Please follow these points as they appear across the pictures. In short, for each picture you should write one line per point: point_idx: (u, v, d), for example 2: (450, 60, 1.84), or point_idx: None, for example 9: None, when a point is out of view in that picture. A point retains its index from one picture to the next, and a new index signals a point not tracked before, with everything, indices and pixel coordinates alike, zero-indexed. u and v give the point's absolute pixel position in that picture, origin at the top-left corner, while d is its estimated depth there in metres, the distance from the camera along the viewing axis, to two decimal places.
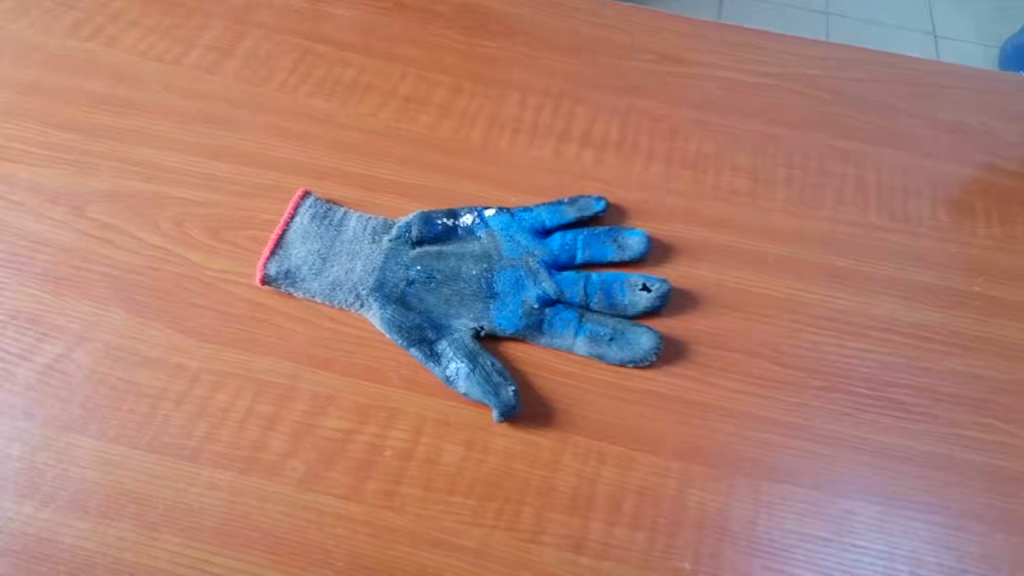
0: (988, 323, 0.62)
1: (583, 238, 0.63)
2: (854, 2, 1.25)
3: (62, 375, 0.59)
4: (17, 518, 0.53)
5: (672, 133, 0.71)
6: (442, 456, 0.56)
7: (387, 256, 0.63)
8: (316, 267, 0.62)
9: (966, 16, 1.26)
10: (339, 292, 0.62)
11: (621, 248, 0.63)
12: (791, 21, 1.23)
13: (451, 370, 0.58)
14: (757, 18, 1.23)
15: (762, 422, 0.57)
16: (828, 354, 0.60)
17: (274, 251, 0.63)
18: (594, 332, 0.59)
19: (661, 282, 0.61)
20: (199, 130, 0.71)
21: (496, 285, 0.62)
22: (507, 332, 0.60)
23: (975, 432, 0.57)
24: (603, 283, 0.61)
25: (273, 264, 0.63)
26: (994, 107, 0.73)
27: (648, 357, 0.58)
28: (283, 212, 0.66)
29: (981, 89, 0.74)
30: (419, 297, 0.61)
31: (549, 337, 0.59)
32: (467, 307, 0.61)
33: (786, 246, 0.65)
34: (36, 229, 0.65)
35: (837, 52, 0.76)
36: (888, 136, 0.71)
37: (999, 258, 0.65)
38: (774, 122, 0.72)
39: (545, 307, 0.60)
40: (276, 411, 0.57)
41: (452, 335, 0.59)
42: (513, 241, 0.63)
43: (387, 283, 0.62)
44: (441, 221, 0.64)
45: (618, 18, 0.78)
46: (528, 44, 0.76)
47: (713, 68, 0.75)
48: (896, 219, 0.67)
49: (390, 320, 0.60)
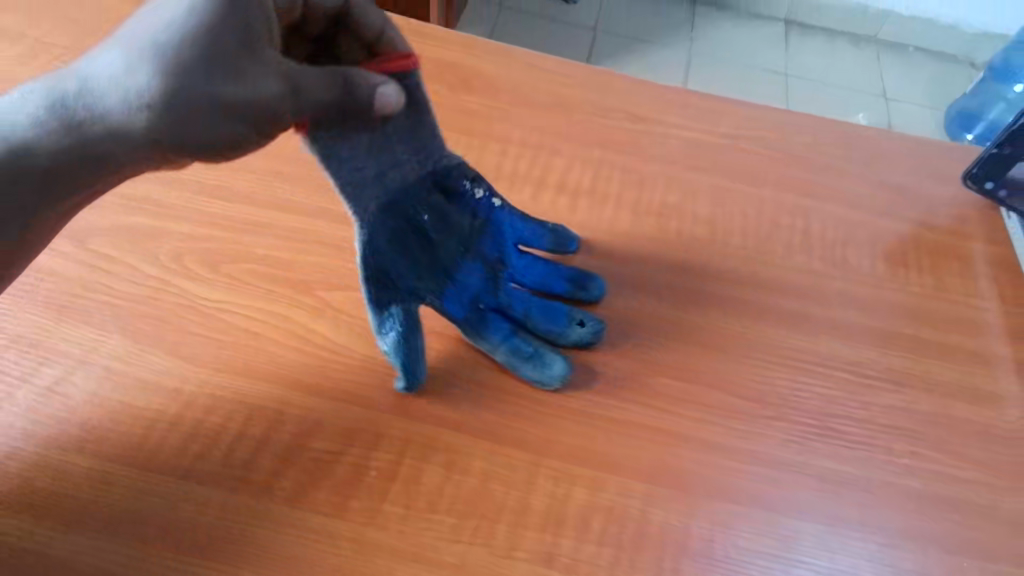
0: (920, 363, 0.68)
1: (546, 269, 0.69)
2: (818, 69, 1.55)
3: (62, 397, 0.62)
4: (12, 532, 0.55)
5: (640, 183, 0.77)
6: (424, 477, 0.59)
7: (411, 185, 0.63)
8: (367, 160, 0.59)
9: (919, 80, 1.56)
10: (363, 190, 0.59)
11: (578, 287, 0.69)
12: (758, 82, 1.52)
13: (391, 330, 0.62)
14: (725, 79, 1.52)
15: (717, 449, 0.62)
16: (778, 389, 0.66)
17: (355, 125, 0.56)
18: (519, 346, 0.65)
19: (598, 323, 0.67)
20: (199, 170, 0.77)
21: (461, 271, 0.66)
22: (448, 313, 0.65)
23: (908, 461, 0.63)
24: (548, 310, 0.66)
25: (331, 130, 0.55)
26: (927, 169, 0.81)
27: (553, 383, 0.64)
28: (377, 62, 0.58)
29: (916, 152, 0.82)
30: (405, 240, 0.63)
31: (477, 336, 0.65)
32: (429, 275, 0.64)
33: (740, 289, 0.71)
34: (45, 261, 0.70)
35: (792, 118, 0.83)
36: (838, 190, 0.78)
37: (931, 304, 0.71)
38: (735, 176, 0.78)
39: (489, 312, 0.66)
40: (267, 433, 0.61)
41: (406, 300, 0.63)
42: (496, 240, 0.68)
43: (393, 212, 0.62)
44: (465, 184, 0.66)
45: (594, 79, 0.85)
46: (509, 100, 0.82)
47: (679, 127, 0.81)
48: (839, 266, 0.73)
49: (374, 245, 0.61)
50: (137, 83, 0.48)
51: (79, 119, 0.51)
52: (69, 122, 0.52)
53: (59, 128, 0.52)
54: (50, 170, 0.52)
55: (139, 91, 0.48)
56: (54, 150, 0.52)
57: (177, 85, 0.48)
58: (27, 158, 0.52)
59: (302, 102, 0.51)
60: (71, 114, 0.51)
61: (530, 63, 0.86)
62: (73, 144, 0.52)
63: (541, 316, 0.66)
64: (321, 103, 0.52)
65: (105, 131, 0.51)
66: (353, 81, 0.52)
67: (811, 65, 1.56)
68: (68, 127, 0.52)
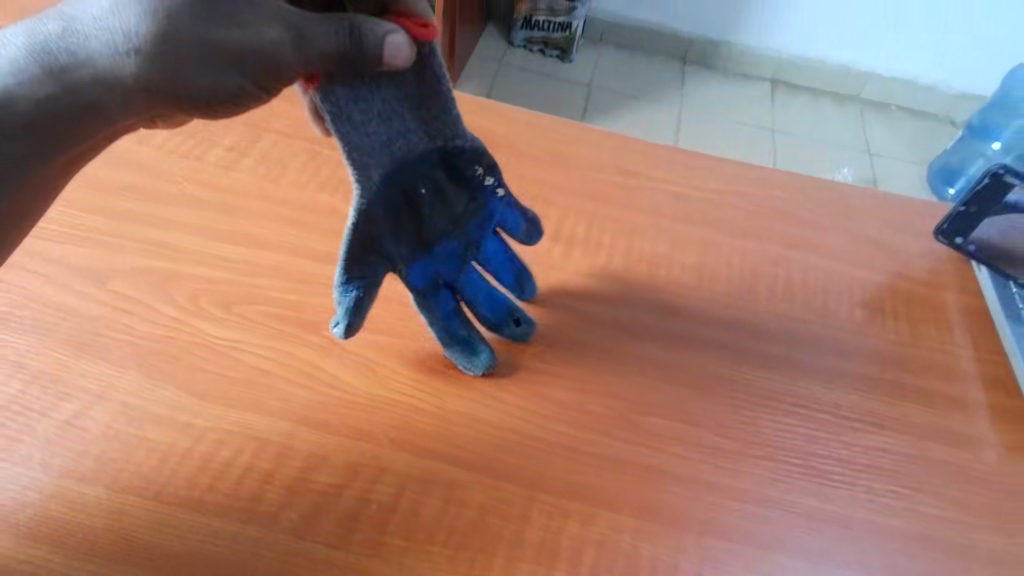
0: (898, 406, 0.71)
1: (502, 261, 0.74)
2: (809, 130, 2.02)
3: (80, 431, 0.65)
4: (28, 559, 0.57)
5: (631, 234, 0.82)
6: (423, 510, 0.62)
7: (416, 159, 0.64)
8: (377, 126, 0.62)
9: (902, 138, 2.04)
10: (367, 157, 0.61)
11: (521, 284, 0.75)
12: (749, 137, 1.97)
13: (352, 291, 0.64)
14: (723, 135, 1.96)
15: (705, 486, 0.65)
16: (763, 429, 0.69)
17: (367, 86, 0.60)
18: (454, 329, 0.71)
19: (529, 322, 0.74)
20: (215, 217, 0.81)
21: (440, 248, 0.69)
22: (410, 283, 0.68)
23: (890, 501, 0.65)
24: (490, 304, 0.73)
25: (343, 86, 0.59)
26: (894, 223, 0.87)
27: (476, 371, 0.71)
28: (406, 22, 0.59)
29: (886, 209, 0.88)
30: (400, 210, 0.65)
31: (424, 310, 0.70)
32: (412, 243, 0.67)
33: (724, 333, 0.75)
34: (67, 301, 0.73)
35: (771, 175, 0.89)
36: (813, 242, 0.83)
37: (907, 351, 0.75)
38: (720, 226, 0.83)
39: (443, 290, 0.71)
40: (273, 467, 0.64)
41: (376, 270, 0.65)
42: (482, 224, 0.70)
43: (393, 182, 0.64)
44: (475, 169, 0.67)
45: (588, 137, 0.91)
46: (508, 154, 0.87)
47: (667, 183, 0.87)
48: (817, 313, 0.77)
49: (368, 210, 0.62)
50: (127, 28, 0.55)
51: (66, 67, 0.57)
52: (54, 70, 0.57)
53: (42, 76, 0.57)
54: (33, 120, 0.57)
55: (128, 33, 0.55)
56: (34, 98, 0.56)
57: (165, 28, 0.55)
58: (9, 108, 0.56)
59: (308, 52, 0.55)
60: (57, 61, 0.57)
61: (528, 122, 0.91)
62: (58, 94, 0.57)
63: (483, 307, 0.73)
64: (326, 55, 0.55)
65: (94, 77, 0.57)
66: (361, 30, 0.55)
67: (805, 128, 2.02)
68: (53, 75, 0.57)
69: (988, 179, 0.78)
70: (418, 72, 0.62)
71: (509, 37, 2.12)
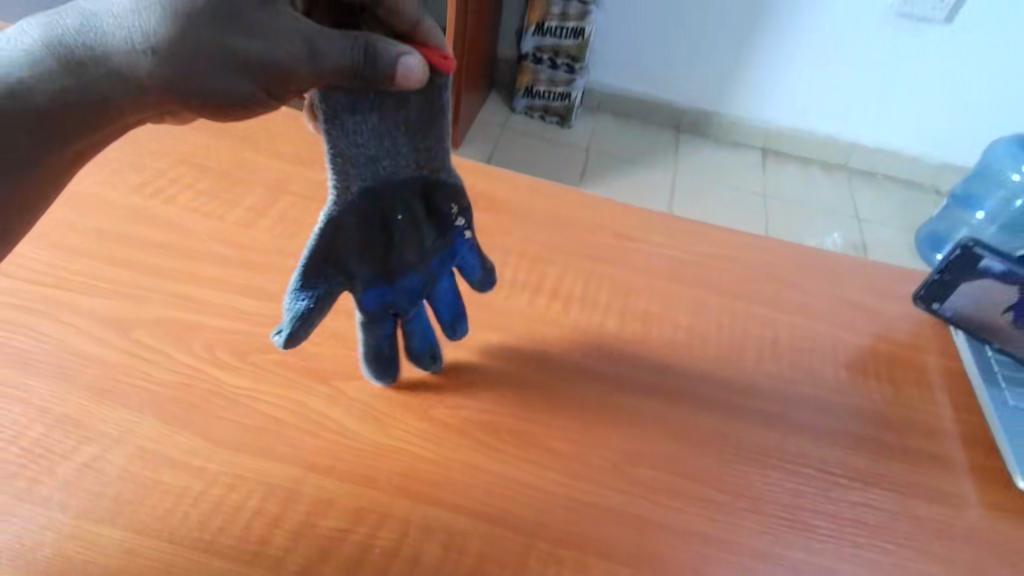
0: (883, 464, 0.74)
1: (450, 303, 0.77)
2: (799, 192, 2.16)
3: (98, 472, 0.68)
4: None
5: (628, 293, 0.86)
6: (423, 556, 0.65)
7: (399, 184, 0.66)
8: (370, 141, 0.63)
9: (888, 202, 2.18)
10: (350, 167, 0.64)
11: (456, 324, 0.78)
12: (743, 200, 2.10)
13: (302, 300, 0.65)
14: (721, 196, 2.10)
15: (696, 537, 0.67)
16: (753, 483, 0.71)
17: (369, 103, 0.61)
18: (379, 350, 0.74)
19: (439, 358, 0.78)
20: (232, 272, 0.85)
21: (403, 278, 0.71)
22: (362, 302, 0.70)
23: (875, 555, 0.67)
24: (422, 337, 0.76)
25: (343, 96, 0.60)
26: (878, 289, 0.91)
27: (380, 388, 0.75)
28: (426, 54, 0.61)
29: (870, 276, 0.92)
30: (371, 225, 0.67)
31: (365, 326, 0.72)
32: (377, 265, 0.69)
33: (715, 390, 0.78)
34: (90, 348, 0.76)
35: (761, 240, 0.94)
36: (801, 306, 0.87)
37: (890, 412, 0.78)
38: (712, 287, 0.87)
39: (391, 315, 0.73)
40: (281, 511, 0.67)
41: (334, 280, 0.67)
42: (444, 261, 0.74)
43: (370, 201, 0.66)
44: (452, 208, 0.70)
45: (588, 203, 0.95)
46: (511, 218, 0.92)
47: (663, 246, 0.91)
48: (804, 373, 0.80)
49: (339, 221, 0.65)
50: (143, 27, 0.59)
51: (81, 62, 0.60)
52: (70, 64, 0.60)
53: (57, 68, 0.60)
54: (44, 112, 0.60)
55: (147, 31, 0.59)
56: (48, 90, 0.60)
57: (184, 30, 0.58)
58: (26, 97, 0.59)
59: (320, 64, 0.57)
60: (72, 57, 0.60)
61: (531, 187, 0.96)
62: (71, 87, 0.61)
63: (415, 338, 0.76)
64: (339, 68, 0.57)
65: (108, 71, 0.61)
66: (375, 49, 0.56)
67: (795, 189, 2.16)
68: (68, 69, 0.60)
69: (959, 251, 0.81)
70: (426, 100, 0.62)
71: (512, 104, 2.26)
